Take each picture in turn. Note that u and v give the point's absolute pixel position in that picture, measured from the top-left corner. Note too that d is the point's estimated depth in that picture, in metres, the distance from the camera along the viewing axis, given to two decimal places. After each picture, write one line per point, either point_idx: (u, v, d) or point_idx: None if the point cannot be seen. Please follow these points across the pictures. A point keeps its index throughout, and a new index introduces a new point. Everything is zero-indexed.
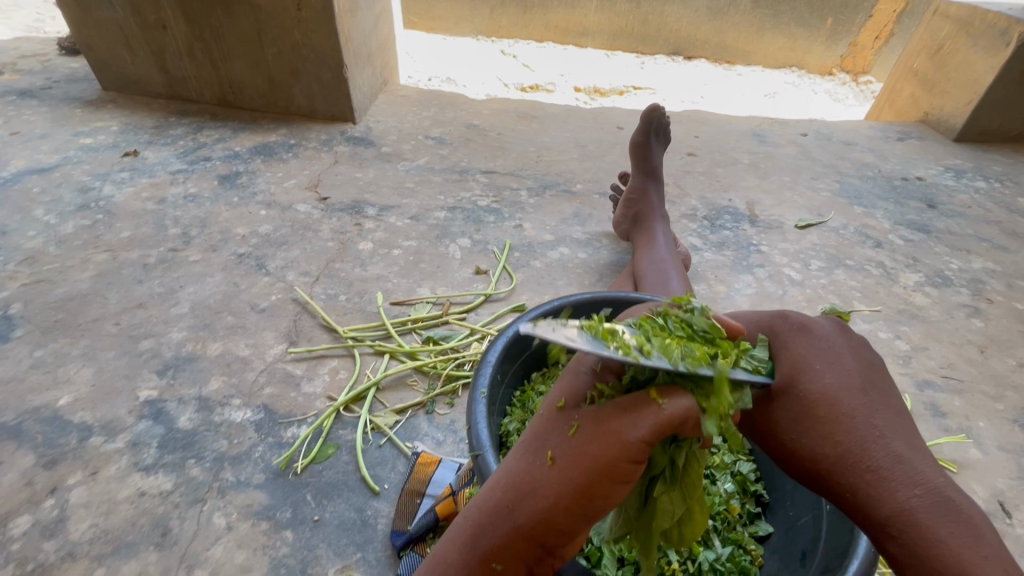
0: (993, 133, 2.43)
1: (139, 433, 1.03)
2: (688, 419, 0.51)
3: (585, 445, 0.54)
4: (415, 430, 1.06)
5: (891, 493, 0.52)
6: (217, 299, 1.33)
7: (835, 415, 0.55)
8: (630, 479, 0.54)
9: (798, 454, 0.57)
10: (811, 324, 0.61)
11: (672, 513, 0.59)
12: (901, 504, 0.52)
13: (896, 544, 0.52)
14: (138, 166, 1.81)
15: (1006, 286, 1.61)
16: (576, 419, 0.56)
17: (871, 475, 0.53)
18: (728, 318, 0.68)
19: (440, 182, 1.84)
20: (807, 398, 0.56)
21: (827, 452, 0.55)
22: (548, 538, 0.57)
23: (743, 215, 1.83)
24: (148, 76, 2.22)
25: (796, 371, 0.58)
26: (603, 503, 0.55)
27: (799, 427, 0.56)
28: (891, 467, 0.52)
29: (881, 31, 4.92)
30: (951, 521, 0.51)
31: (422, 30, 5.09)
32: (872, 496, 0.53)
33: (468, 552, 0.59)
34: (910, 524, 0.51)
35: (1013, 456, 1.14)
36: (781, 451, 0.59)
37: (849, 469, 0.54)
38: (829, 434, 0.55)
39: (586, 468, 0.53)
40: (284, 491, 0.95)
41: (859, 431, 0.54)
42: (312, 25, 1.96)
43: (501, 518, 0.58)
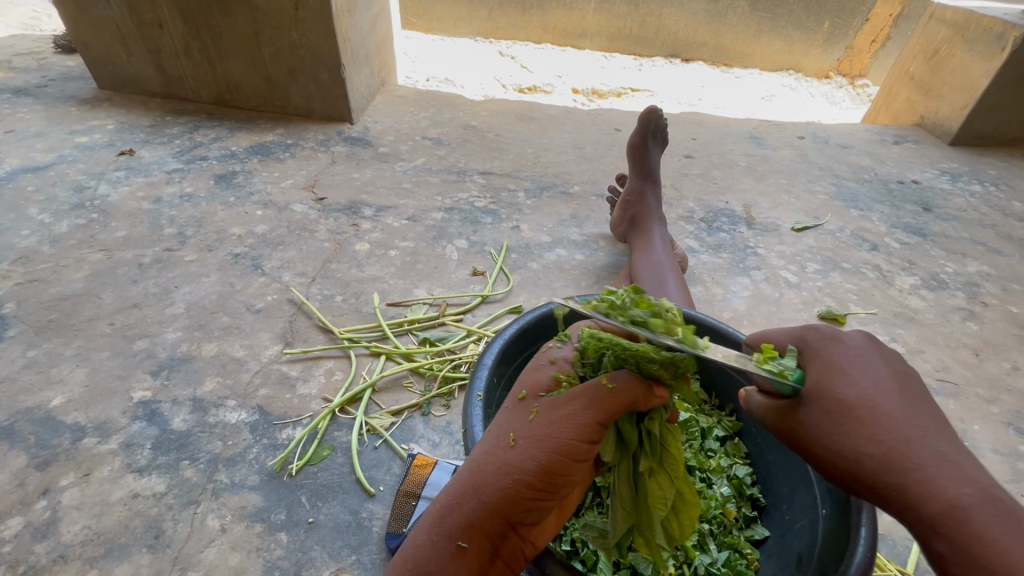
0: (988, 137, 2.44)
1: (133, 434, 1.02)
2: (632, 398, 0.59)
3: (545, 424, 0.58)
4: (411, 431, 1.06)
5: (940, 492, 0.48)
6: (212, 300, 1.32)
7: (874, 415, 0.52)
8: (585, 458, 0.59)
9: (838, 459, 0.53)
10: (842, 333, 0.58)
11: (663, 493, 0.65)
12: (949, 503, 0.48)
13: (944, 545, 0.48)
14: (134, 166, 1.80)
15: (1000, 289, 1.61)
16: (536, 405, 0.61)
17: (918, 474, 0.49)
18: (755, 334, 0.66)
19: (438, 183, 1.84)
20: (844, 398, 0.54)
21: (868, 453, 0.51)
22: (514, 515, 0.57)
23: (739, 217, 1.83)
24: (144, 75, 2.21)
25: (832, 375, 0.55)
26: (563, 481, 0.58)
27: (836, 429, 0.53)
28: (938, 466, 0.49)
29: (877, 35, 4.94)
30: (1007, 523, 0.46)
31: (421, 31, 5.09)
32: (919, 496, 0.49)
33: (435, 533, 0.59)
34: (964, 524, 0.47)
35: (1008, 459, 1.14)
36: (819, 460, 0.55)
37: (895, 468, 0.50)
38: (869, 434, 0.51)
39: (547, 445, 0.57)
40: (279, 493, 0.94)
41: (901, 431, 0.51)
42: (309, 25, 1.95)
43: (466, 497, 0.59)
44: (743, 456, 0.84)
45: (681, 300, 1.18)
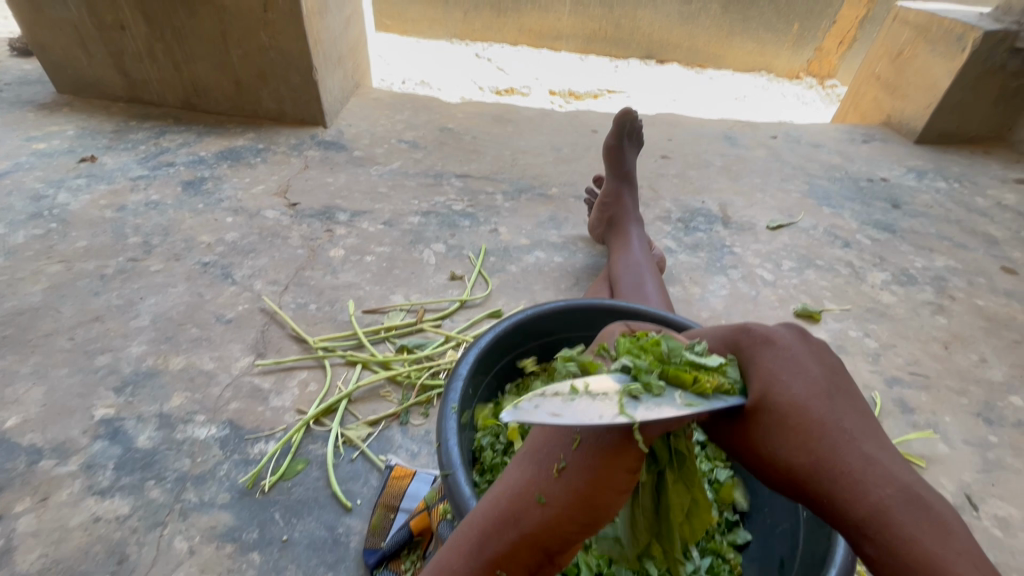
0: (952, 135, 2.51)
1: (95, 455, 0.97)
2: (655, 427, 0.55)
3: (590, 455, 0.56)
4: (389, 442, 1.03)
5: (864, 493, 0.52)
6: (180, 311, 1.27)
7: (806, 423, 0.55)
8: (627, 488, 0.57)
9: (777, 468, 0.57)
10: (774, 336, 0.62)
11: (682, 503, 0.62)
12: (876, 504, 0.51)
13: (871, 546, 0.51)
14: (95, 173, 1.74)
15: (966, 283, 1.66)
16: (580, 434, 0.57)
17: (844, 479, 0.53)
18: (697, 334, 0.72)
19: (414, 187, 1.81)
20: (776, 409, 0.57)
21: (801, 461, 0.55)
22: (551, 544, 0.57)
23: (715, 217, 1.85)
24: (106, 79, 2.13)
25: (766, 385, 0.58)
26: (606, 513, 0.57)
27: (777, 439, 0.56)
28: (864, 469, 0.52)
29: (844, 36, 5.07)
30: (925, 518, 0.50)
31: (396, 34, 5.05)
32: (848, 499, 0.52)
33: (472, 558, 0.57)
34: (884, 524, 0.51)
35: (978, 450, 1.17)
36: (762, 468, 0.58)
37: (826, 476, 0.53)
38: (800, 440, 0.55)
39: (593, 479, 0.55)
40: (251, 511, 0.91)
41: (830, 437, 0.54)
42: (279, 27, 1.91)
43: (503, 528, 0.56)
44: (724, 460, 0.83)
45: (659, 302, 1.18)
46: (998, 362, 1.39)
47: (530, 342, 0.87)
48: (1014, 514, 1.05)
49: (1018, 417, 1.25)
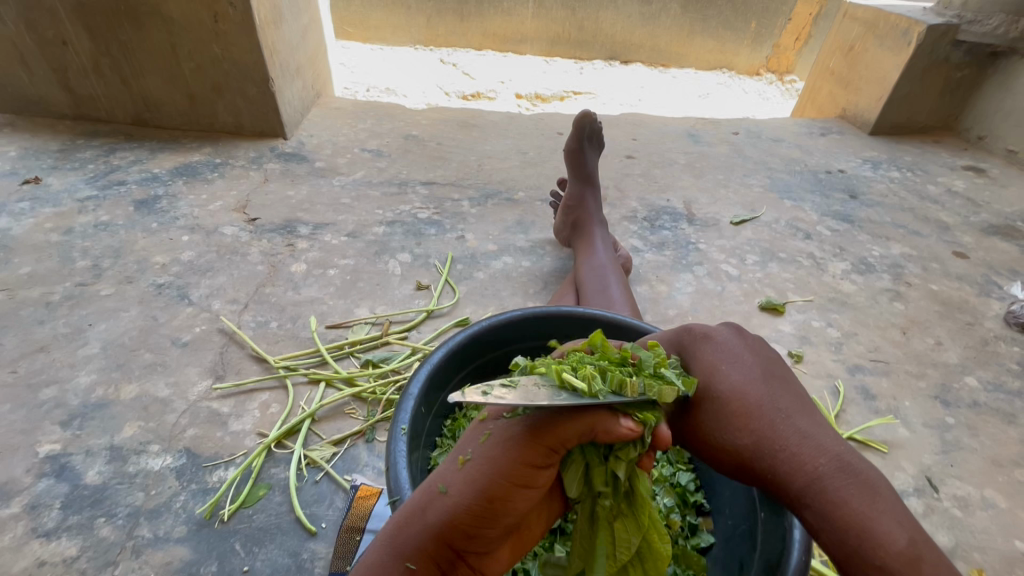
0: (903, 125, 2.60)
1: (39, 494, 0.92)
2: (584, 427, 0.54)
3: (492, 447, 0.56)
4: (355, 461, 1.01)
5: (803, 466, 0.56)
6: (133, 335, 1.22)
7: (747, 407, 0.59)
8: (532, 484, 0.55)
9: (723, 453, 0.61)
10: (713, 333, 0.66)
11: (627, 541, 0.59)
12: (812, 474, 0.55)
13: (812, 514, 0.55)
14: (40, 195, 1.66)
15: (922, 268, 1.71)
16: (490, 428, 0.58)
17: (784, 454, 0.57)
18: (648, 342, 0.75)
19: (378, 196, 1.78)
20: (716, 394, 0.61)
21: (745, 443, 0.59)
22: (457, 540, 0.56)
23: (680, 215, 1.87)
24: (50, 97, 2.05)
25: (708, 375, 0.63)
26: (510, 508, 0.55)
27: (722, 425, 0.60)
28: (799, 443, 0.57)
29: (800, 33, 5.22)
30: (854, 482, 0.54)
31: (359, 41, 5.00)
32: (788, 472, 0.56)
33: (388, 547, 0.57)
34: (821, 492, 0.54)
35: (936, 432, 1.20)
36: (711, 455, 0.62)
37: (768, 452, 0.57)
38: (741, 422, 0.59)
39: (493, 470, 0.54)
40: (209, 543, 0.87)
41: (767, 416, 0.59)
42: (231, 38, 1.86)
43: (413, 520, 0.58)
44: (686, 462, 0.85)
45: (624, 304, 1.18)
46: (953, 344, 1.44)
47: (488, 355, 0.87)
48: (972, 493, 1.09)
49: (973, 397, 1.29)
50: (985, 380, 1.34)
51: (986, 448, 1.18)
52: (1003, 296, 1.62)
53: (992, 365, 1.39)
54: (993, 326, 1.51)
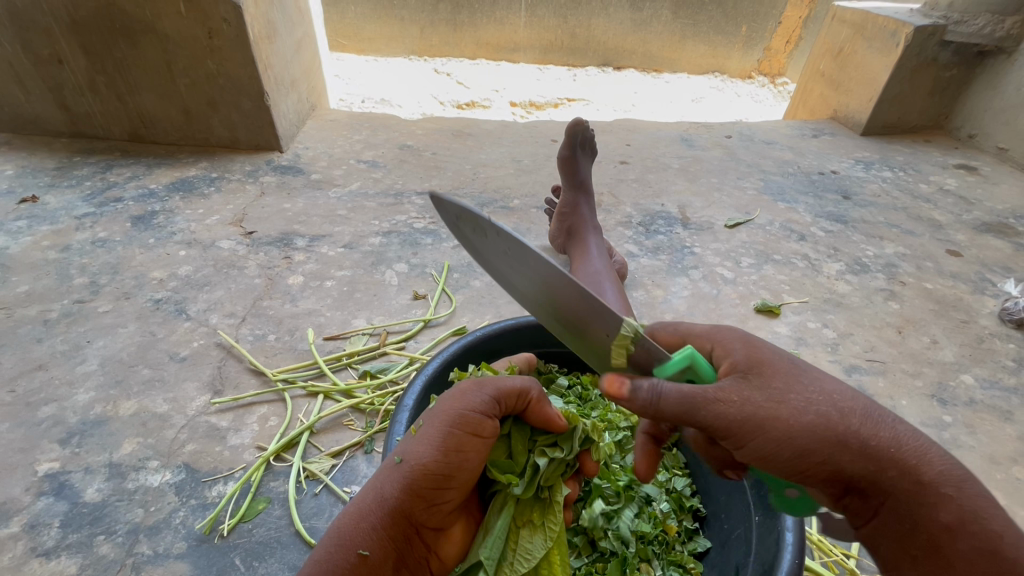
0: (895, 125, 2.62)
1: (38, 513, 0.92)
2: (525, 392, 0.65)
3: (440, 405, 0.61)
4: (354, 473, 1.01)
5: (924, 454, 0.54)
6: (131, 352, 1.23)
7: (836, 382, 0.58)
8: (481, 435, 0.60)
9: (814, 421, 0.54)
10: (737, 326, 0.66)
11: (529, 552, 0.66)
12: (943, 466, 0.54)
13: (947, 512, 0.52)
14: (37, 213, 1.67)
15: (916, 267, 1.72)
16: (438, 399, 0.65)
17: (898, 432, 0.55)
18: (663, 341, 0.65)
19: (374, 207, 1.79)
20: (795, 362, 0.58)
21: (852, 410, 0.55)
22: (416, 509, 0.58)
23: (675, 219, 1.88)
24: (47, 115, 2.06)
25: (777, 348, 0.60)
26: (466, 465, 0.59)
27: (817, 390, 0.56)
28: (909, 430, 0.56)
29: (790, 36, 5.30)
30: (974, 482, 0.54)
31: (353, 53, 5.04)
32: (913, 459, 0.54)
33: (343, 539, 0.57)
34: (951, 484, 0.53)
35: (934, 430, 1.21)
36: (805, 426, 0.54)
37: (879, 427, 0.55)
38: (840, 392, 0.56)
39: (443, 424, 0.59)
40: (209, 558, 0.87)
41: (862, 397, 0.58)
42: (226, 53, 1.88)
43: (368, 507, 0.58)
44: (682, 468, 0.86)
45: (620, 310, 1.18)
46: (948, 343, 1.45)
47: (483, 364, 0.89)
48: None
49: (970, 395, 1.30)
50: (980, 377, 1.35)
51: (983, 446, 1.18)
52: (997, 294, 1.63)
53: (987, 363, 1.39)
54: (987, 324, 1.52)
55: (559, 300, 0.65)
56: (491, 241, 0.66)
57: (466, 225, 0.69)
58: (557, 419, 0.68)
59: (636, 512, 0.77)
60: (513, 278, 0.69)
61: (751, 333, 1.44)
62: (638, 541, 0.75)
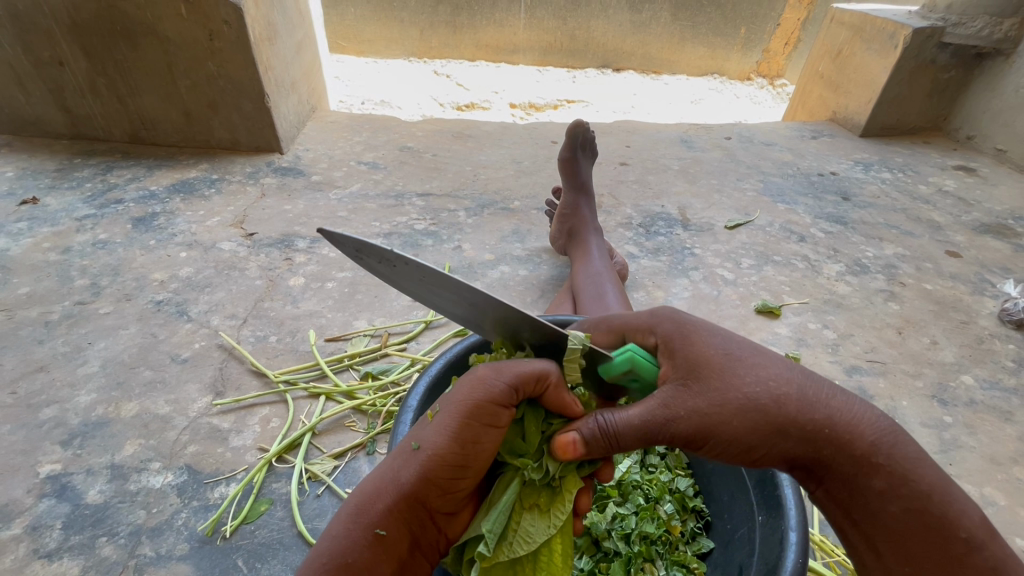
0: (894, 127, 2.63)
1: (40, 515, 0.92)
2: (543, 378, 0.62)
3: (457, 390, 0.61)
4: (356, 474, 1.01)
5: (858, 425, 0.56)
6: (132, 353, 1.23)
7: (771, 360, 0.58)
8: (497, 423, 0.61)
9: (754, 420, 0.55)
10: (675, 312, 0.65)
11: (529, 539, 0.67)
12: (879, 434, 0.55)
13: (880, 481, 0.54)
14: (37, 215, 1.67)
15: (915, 268, 1.73)
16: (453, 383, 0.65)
17: (833, 405, 0.56)
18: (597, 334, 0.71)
19: (375, 209, 1.79)
20: (731, 350, 0.59)
21: (788, 394, 0.56)
22: (430, 493, 0.60)
23: (675, 220, 1.88)
24: (47, 117, 2.06)
25: (712, 335, 0.60)
26: (479, 453, 0.61)
27: (753, 378, 0.56)
28: (846, 400, 0.57)
29: (789, 37, 5.32)
30: (911, 442, 0.56)
31: (352, 54, 5.05)
32: (848, 431, 0.55)
33: (358, 517, 0.59)
34: (887, 452, 0.55)
35: (935, 431, 1.21)
36: (746, 426, 0.56)
37: (815, 404, 0.56)
38: (778, 377, 0.57)
39: (460, 413, 0.59)
40: (212, 560, 0.87)
41: (799, 374, 0.58)
42: (226, 55, 1.88)
43: (383, 487, 0.60)
44: (685, 468, 0.86)
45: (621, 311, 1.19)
46: (948, 343, 1.45)
47: None
48: (971, 492, 1.09)
49: (970, 395, 1.30)
50: (981, 378, 1.35)
51: (983, 446, 1.19)
52: (996, 294, 1.63)
53: (987, 363, 1.40)
54: (987, 324, 1.52)
55: (486, 310, 0.67)
56: (402, 270, 0.67)
57: (366, 259, 0.68)
58: (571, 406, 0.65)
59: (641, 512, 0.77)
60: (434, 301, 0.70)
61: (751, 333, 1.45)
62: (642, 541, 0.75)
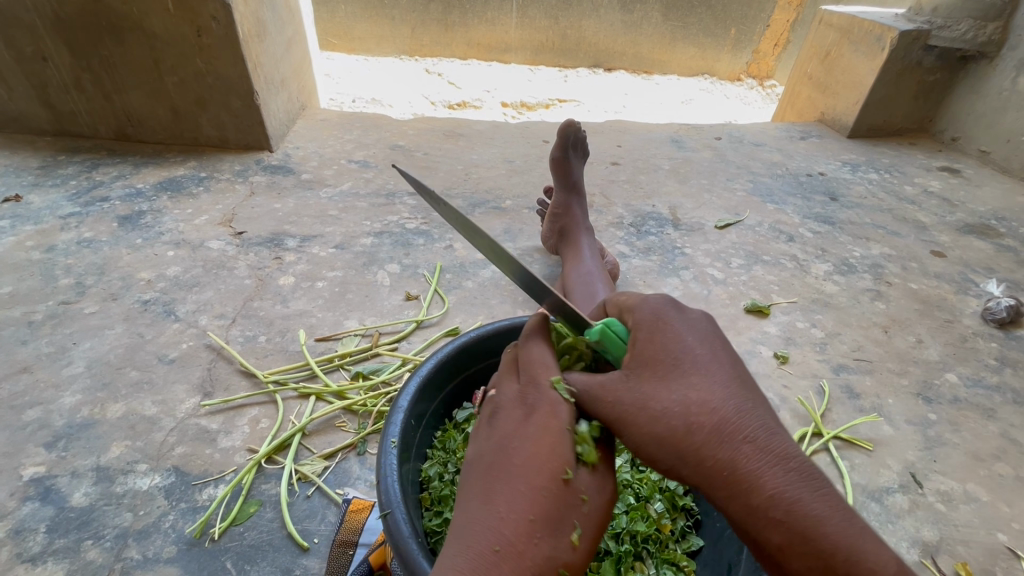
0: (880, 128, 2.67)
1: (23, 519, 0.91)
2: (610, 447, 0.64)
3: (596, 511, 0.57)
4: (347, 475, 1.01)
5: (768, 472, 0.53)
6: (119, 354, 1.21)
7: (704, 383, 0.57)
8: None
9: (659, 431, 0.56)
10: (660, 305, 0.63)
11: None
12: (782, 489, 0.52)
13: (777, 535, 0.51)
14: (20, 213, 1.64)
15: (901, 268, 1.75)
16: (584, 489, 0.56)
17: (749, 445, 0.54)
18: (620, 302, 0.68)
19: (366, 207, 1.78)
20: (680, 359, 0.58)
21: (703, 420, 0.55)
22: None
23: (666, 220, 1.90)
24: (31, 113, 2.03)
25: (664, 342, 0.59)
26: (581, 509, 0.55)
27: (670, 396, 0.56)
28: (769, 443, 0.54)
29: (778, 39, 5.37)
30: (829, 506, 0.51)
31: (343, 52, 5.00)
32: (752, 476, 0.53)
33: None
34: (790, 507, 0.51)
35: (919, 428, 1.23)
36: (648, 433, 0.57)
37: (728, 440, 0.54)
38: (702, 402, 0.55)
39: (597, 534, 0.57)
40: (200, 562, 0.86)
41: (730, 402, 0.56)
42: (214, 52, 1.86)
43: None
44: None
45: None
46: (933, 342, 1.47)
47: (477, 366, 0.89)
48: (954, 488, 1.11)
49: (954, 393, 1.32)
50: (964, 376, 1.37)
51: (967, 443, 1.21)
52: (979, 294, 1.66)
53: (971, 362, 1.42)
54: (970, 323, 1.55)
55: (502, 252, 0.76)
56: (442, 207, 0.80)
57: (428, 195, 0.83)
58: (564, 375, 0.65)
59: (630, 510, 0.78)
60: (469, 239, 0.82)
61: (741, 332, 1.46)
62: (633, 539, 0.75)
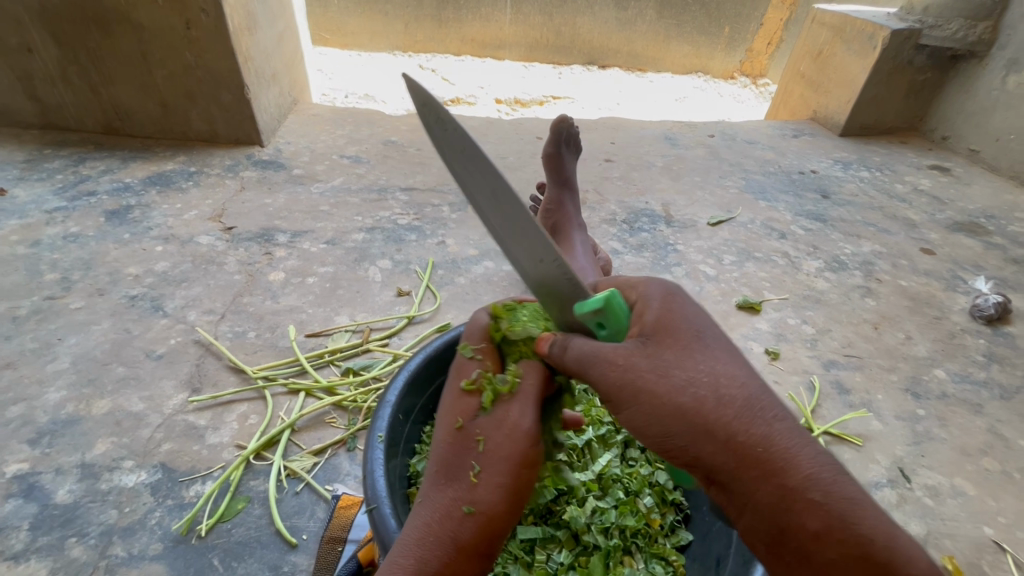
0: (872, 127, 2.68)
1: (6, 516, 0.89)
2: (541, 390, 0.64)
3: (498, 447, 0.60)
4: (336, 471, 1.00)
5: (801, 451, 0.52)
6: (105, 350, 1.19)
7: (728, 361, 0.56)
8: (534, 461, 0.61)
9: (685, 402, 0.53)
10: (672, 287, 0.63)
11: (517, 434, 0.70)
12: (817, 469, 0.51)
13: (814, 520, 0.49)
14: (5, 207, 1.61)
15: (891, 265, 1.76)
16: (479, 432, 0.62)
17: (780, 425, 0.53)
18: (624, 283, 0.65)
19: (358, 203, 1.77)
20: (702, 336, 0.57)
21: (733, 394, 0.53)
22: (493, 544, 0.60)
23: (659, 217, 1.90)
24: (16, 106, 1.99)
25: (684, 318, 0.59)
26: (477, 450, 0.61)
27: (698, 368, 0.55)
28: (793, 425, 0.53)
29: (771, 38, 5.39)
30: (859, 491, 0.50)
31: (336, 47, 4.96)
32: (786, 457, 0.51)
33: None
34: (824, 488, 0.50)
35: (908, 423, 1.24)
36: (670, 402, 0.53)
37: (757, 417, 0.53)
38: (730, 376, 0.55)
39: (510, 468, 0.59)
40: (186, 559, 0.86)
41: (754, 381, 0.55)
42: (204, 45, 1.84)
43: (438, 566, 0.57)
44: None
45: None
46: (922, 338, 1.48)
47: None
48: (942, 482, 1.12)
49: (942, 389, 1.33)
50: (952, 372, 1.39)
51: (954, 438, 1.22)
52: (968, 291, 1.67)
53: (959, 358, 1.43)
54: (959, 320, 1.56)
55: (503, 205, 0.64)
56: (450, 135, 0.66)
57: (427, 119, 0.70)
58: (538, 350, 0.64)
59: (622, 504, 0.77)
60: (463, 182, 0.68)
61: (732, 329, 1.46)
62: (623, 534, 0.75)
